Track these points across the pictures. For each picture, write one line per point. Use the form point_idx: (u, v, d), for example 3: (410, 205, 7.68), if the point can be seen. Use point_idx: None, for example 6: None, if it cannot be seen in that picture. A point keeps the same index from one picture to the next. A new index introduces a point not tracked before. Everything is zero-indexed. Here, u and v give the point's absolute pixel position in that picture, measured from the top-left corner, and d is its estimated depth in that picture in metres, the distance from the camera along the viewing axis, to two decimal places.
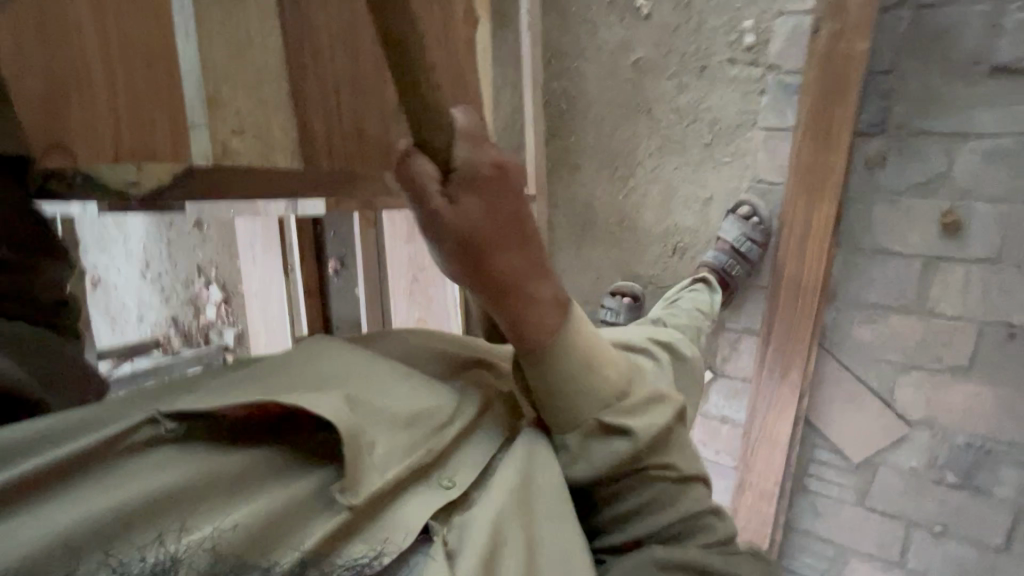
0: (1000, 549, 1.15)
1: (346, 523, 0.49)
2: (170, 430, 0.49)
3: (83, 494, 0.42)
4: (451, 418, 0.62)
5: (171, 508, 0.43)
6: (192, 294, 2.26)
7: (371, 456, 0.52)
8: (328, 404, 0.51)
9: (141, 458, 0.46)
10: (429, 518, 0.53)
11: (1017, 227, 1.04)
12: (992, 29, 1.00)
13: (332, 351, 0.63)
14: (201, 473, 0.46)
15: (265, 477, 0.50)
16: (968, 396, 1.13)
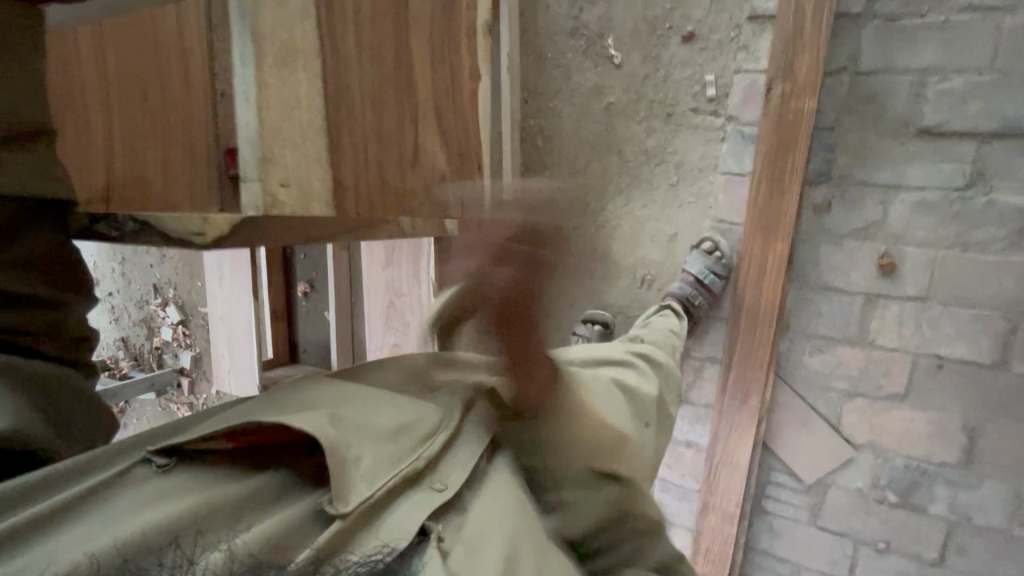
0: (934, 562, 1.26)
1: (339, 533, 0.49)
2: (162, 463, 0.50)
3: (89, 532, 0.43)
4: (434, 430, 0.62)
5: (185, 527, 0.45)
6: (146, 315, 2.17)
7: (357, 468, 0.53)
8: (306, 420, 0.53)
9: (138, 492, 0.47)
10: (423, 519, 0.52)
11: (942, 269, 1.17)
12: (917, 96, 1.14)
13: (318, 383, 0.64)
14: (202, 495, 0.48)
15: (269, 493, 0.51)
16: (905, 421, 1.24)
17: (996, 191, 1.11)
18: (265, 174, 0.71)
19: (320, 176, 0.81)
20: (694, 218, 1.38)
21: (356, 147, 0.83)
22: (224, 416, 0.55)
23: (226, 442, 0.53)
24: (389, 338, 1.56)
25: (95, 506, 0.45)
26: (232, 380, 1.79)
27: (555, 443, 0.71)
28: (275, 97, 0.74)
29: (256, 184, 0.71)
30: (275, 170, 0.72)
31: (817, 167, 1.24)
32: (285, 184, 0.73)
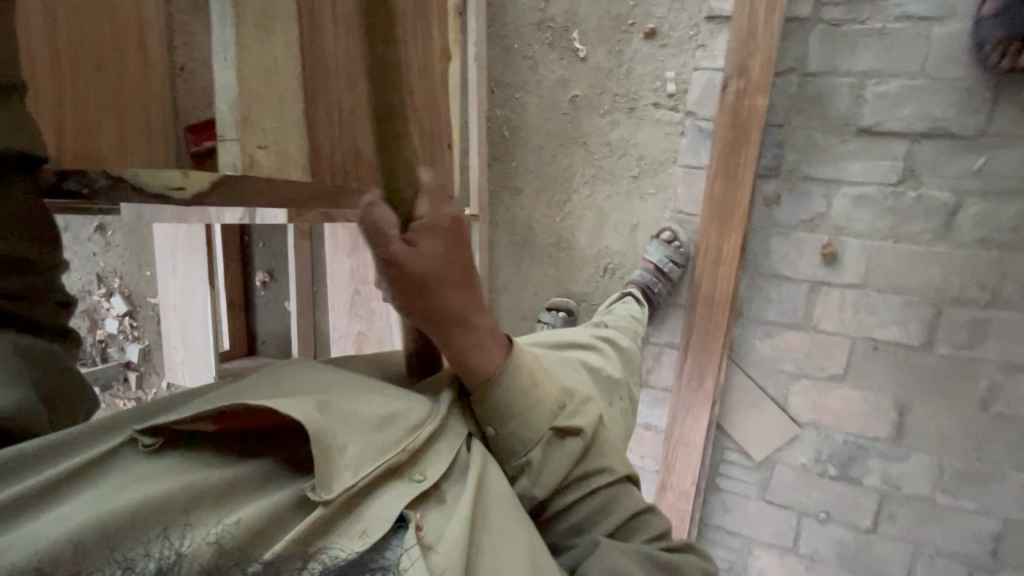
0: (869, 529, 1.36)
1: (321, 521, 0.48)
2: (149, 442, 0.49)
3: (76, 512, 0.42)
4: (422, 421, 0.62)
5: (165, 516, 0.43)
6: (89, 305, 2.05)
7: (341, 457, 0.52)
8: (292, 406, 0.51)
9: (125, 471, 0.47)
10: (401, 508, 0.53)
11: (878, 259, 1.26)
12: (856, 98, 1.23)
13: (303, 368, 0.64)
14: (188, 478, 0.47)
15: (257, 481, 0.50)
16: (844, 400, 1.33)
17: (924, 187, 1.21)
18: (242, 135, 0.54)
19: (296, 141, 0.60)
20: (655, 209, 1.43)
21: (336, 122, 0.64)
22: (210, 397, 0.54)
23: (210, 424, 0.51)
24: (353, 327, 1.54)
25: (82, 483, 0.45)
26: (186, 372, 1.73)
27: (502, 408, 0.71)
28: (255, 62, 0.54)
29: (233, 144, 0.54)
30: (253, 132, 0.55)
31: (768, 162, 1.32)
32: (262, 146, 0.56)
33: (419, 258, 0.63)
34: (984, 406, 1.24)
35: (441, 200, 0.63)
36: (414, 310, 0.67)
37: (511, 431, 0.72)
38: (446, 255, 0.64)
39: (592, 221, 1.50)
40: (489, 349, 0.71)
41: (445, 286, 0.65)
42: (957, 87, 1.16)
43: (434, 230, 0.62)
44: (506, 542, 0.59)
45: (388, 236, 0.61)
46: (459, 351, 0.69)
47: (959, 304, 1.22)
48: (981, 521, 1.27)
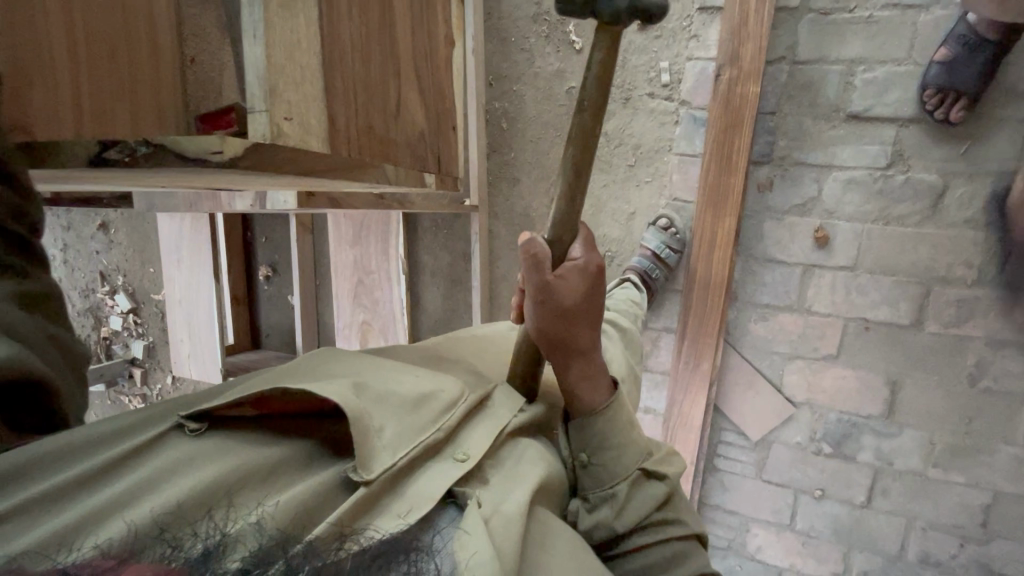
0: (863, 505, 1.40)
1: (365, 497, 0.49)
2: (193, 427, 0.52)
3: (129, 491, 0.44)
4: (455, 401, 0.64)
5: (213, 496, 0.45)
6: (93, 303, 2.08)
7: (380, 438, 0.54)
8: (330, 389, 0.53)
9: (172, 450, 0.49)
10: (450, 486, 0.54)
11: (869, 240, 1.30)
12: (846, 85, 1.26)
13: (337, 357, 0.66)
14: (235, 460, 0.48)
15: (298, 463, 0.52)
16: (837, 379, 1.37)
17: (912, 170, 1.25)
18: (272, 106, 0.51)
19: (317, 115, 0.57)
20: (650, 196, 1.47)
21: (349, 98, 0.62)
22: (249, 385, 0.56)
23: (251, 410, 0.54)
24: (357, 316, 1.56)
25: (133, 462, 0.47)
26: (192, 366, 1.76)
27: (597, 435, 0.74)
28: (281, 38, 0.51)
29: (261, 116, 0.50)
30: (280, 102, 0.51)
31: (760, 148, 1.35)
32: (288, 119, 0.53)
33: (568, 293, 0.69)
34: (972, 381, 1.27)
35: (592, 247, 0.71)
36: (550, 337, 0.72)
37: (600, 458, 0.73)
38: (588, 294, 0.70)
39: (590, 209, 1.53)
40: (597, 384, 0.76)
41: (583, 322, 0.72)
42: None
43: (586, 273, 0.69)
44: (563, 546, 0.57)
45: (544, 267, 0.66)
46: (571, 378, 0.75)
47: (946, 283, 1.26)
48: (971, 494, 1.31)
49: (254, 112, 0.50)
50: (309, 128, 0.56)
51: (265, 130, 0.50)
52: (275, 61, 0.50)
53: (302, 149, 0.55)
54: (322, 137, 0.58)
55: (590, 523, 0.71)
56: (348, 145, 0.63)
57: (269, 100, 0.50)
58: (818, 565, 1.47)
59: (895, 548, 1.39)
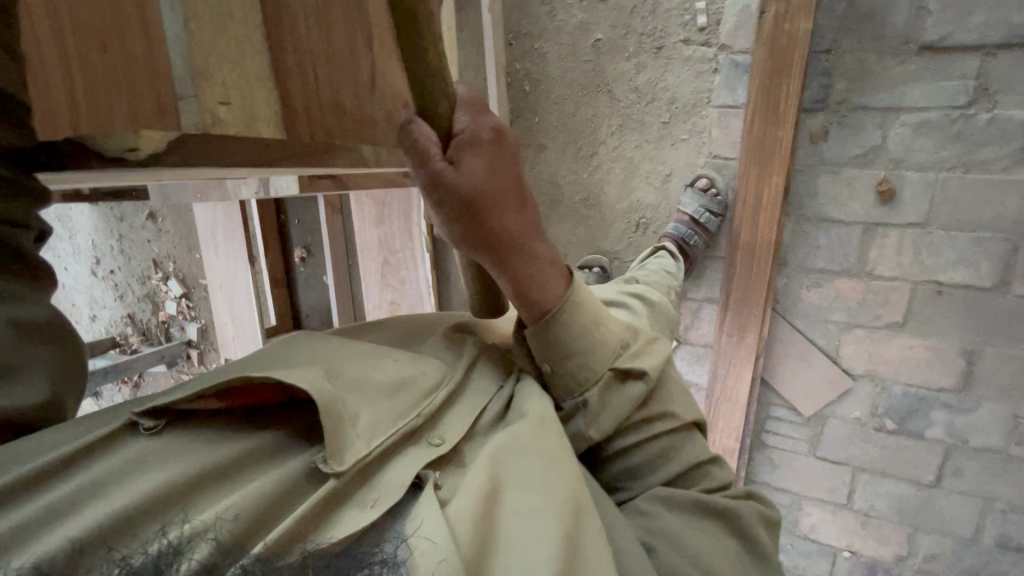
0: (932, 485, 1.28)
1: (333, 492, 0.48)
2: (149, 425, 0.50)
3: (76, 499, 0.42)
4: (436, 385, 0.62)
5: (166, 503, 0.43)
6: (149, 290, 2.18)
7: (354, 427, 0.52)
8: (302, 376, 0.51)
9: (126, 452, 0.47)
10: (418, 471, 0.53)
11: (945, 192, 1.13)
12: (917, 11, 1.08)
13: (309, 340, 0.64)
14: (192, 460, 0.47)
15: (261, 455, 0.51)
16: (904, 350, 1.24)
17: (999, 107, 1.07)
18: (201, 91, 0.53)
19: (265, 98, 0.59)
20: (688, 155, 1.34)
21: (305, 73, 0.63)
22: (213, 374, 0.54)
23: (216, 400, 0.52)
24: (386, 296, 1.55)
25: (83, 466, 0.45)
26: (238, 348, 1.82)
27: (562, 346, 0.69)
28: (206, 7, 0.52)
29: (192, 103, 0.52)
30: (213, 86, 0.54)
31: (813, 93, 1.19)
32: (225, 103, 0.55)
33: (465, 178, 0.61)
34: None
35: (481, 110, 0.64)
36: (469, 233, 0.63)
37: (570, 370, 0.70)
38: (496, 169, 0.62)
39: (622, 173, 1.42)
40: (547, 274, 0.68)
41: (500, 206, 0.63)
42: None
43: (478, 145, 0.61)
44: (531, 497, 0.53)
45: (429, 152, 0.60)
46: (519, 273, 0.66)
47: None
48: None
49: (184, 98, 0.52)
50: (255, 114, 0.58)
51: (199, 121, 0.53)
52: (200, 39, 0.52)
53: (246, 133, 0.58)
54: (271, 117, 0.60)
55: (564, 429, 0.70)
56: (309, 125, 0.65)
57: (198, 87, 0.53)
58: (879, 546, 1.38)
59: (969, 530, 1.28)
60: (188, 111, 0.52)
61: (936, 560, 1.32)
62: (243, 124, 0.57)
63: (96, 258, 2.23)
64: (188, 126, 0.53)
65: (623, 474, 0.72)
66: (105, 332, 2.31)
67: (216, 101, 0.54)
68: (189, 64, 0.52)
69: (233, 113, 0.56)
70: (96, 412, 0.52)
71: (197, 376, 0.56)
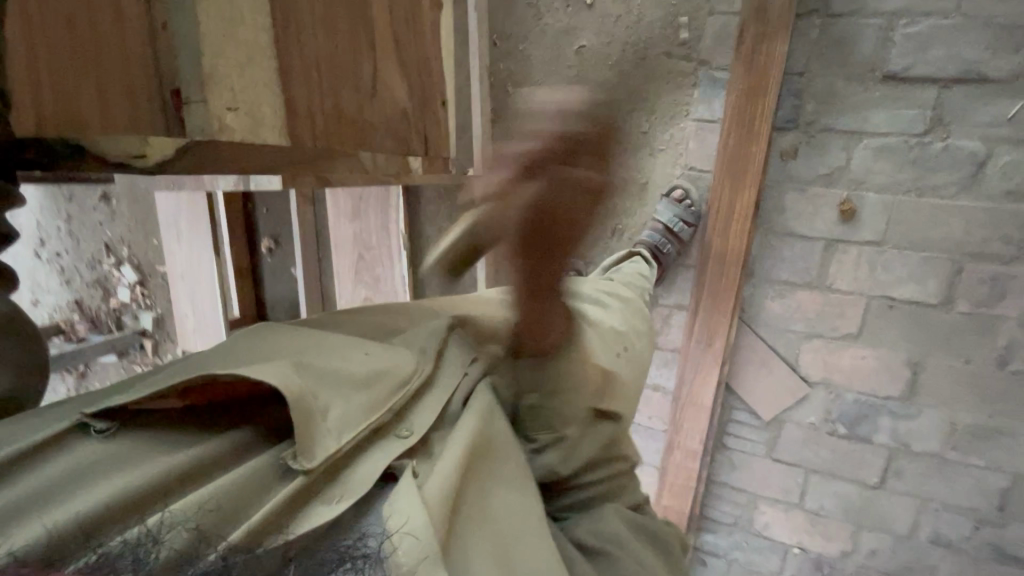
0: (875, 486, 1.38)
1: (302, 488, 0.47)
2: (103, 427, 0.46)
3: (30, 500, 0.39)
4: (410, 376, 0.62)
5: (142, 500, 0.42)
6: (100, 275, 2.05)
7: (325, 420, 0.50)
8: (272, 369, 0.48)
9: (79, 454, 0.44)
10: (392, 463, 0.53)
11: (901, 213, 1.21)
12: (883, 41, 1.14)
13: (275, 334, 0.61)
14: (161, 463, 0.45)
15: (233, 455, 0.49)
16: (857, 360, 1.31)
17: (951, 137, 1.15)
18: (208, 96, 0.54)
19: (270, 102, 0.61)
20: (664, 165, 1.38)
21: (307, 83, 0.65)
22: (170, 373, 0.51)
23: (176, 400, 0.49)
24: (359, 292, 1.52)
25: (29, 468, 0.41)
26: (198, 341, 1.75)
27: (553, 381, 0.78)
28: (216, 7, 0.53)
29: (199, 106, 0.53)
30: (220, 91, 0.54)
31: (784, 113, 1.25)
32: (231, 108, 0.56)
33: (548, 202, 0.69)
34: (1001, 364, 1.21)
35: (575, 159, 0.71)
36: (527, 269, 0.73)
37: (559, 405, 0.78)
38: (553, 208, 0.69)
39: None
40: (556, 323, 0.77)
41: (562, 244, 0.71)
42: (993, 26, 1.07)
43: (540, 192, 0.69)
44: (497, 494, 0.60)
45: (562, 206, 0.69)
46: (543, 310, 0.76)
47: (980, 260, 1.17)
48: (991, 477, 1.28)
49: (192, 102, 0.53)
50: (259, 121, 0.60)
51: (206, 127, 0.54)
52: (206, 26, 0.52)
53: (251, 139, 0.59)
54: (275, 126, 0.62)
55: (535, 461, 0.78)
56: (313, 136, 0.67)
57: (206, 91, 0.53)
58: (826, 543, 1.46)
59: (907, 528, 1.37)
60: (195, 114, 0.53)
61: (877, 556, 1.42)
62: (246, 130, 0.58)
63: (40, 238, 2.09)
64: (195, 131, 0.54)
65: (579, 500, 0.78)
66: (48, 319, 2.16)
67: (223, 107, 0.55)
68: (196, 66, 0.52)
69: (238, 119, 0.56)
70: (35, 413, 0.47)
71: (149, 378, 0.53)
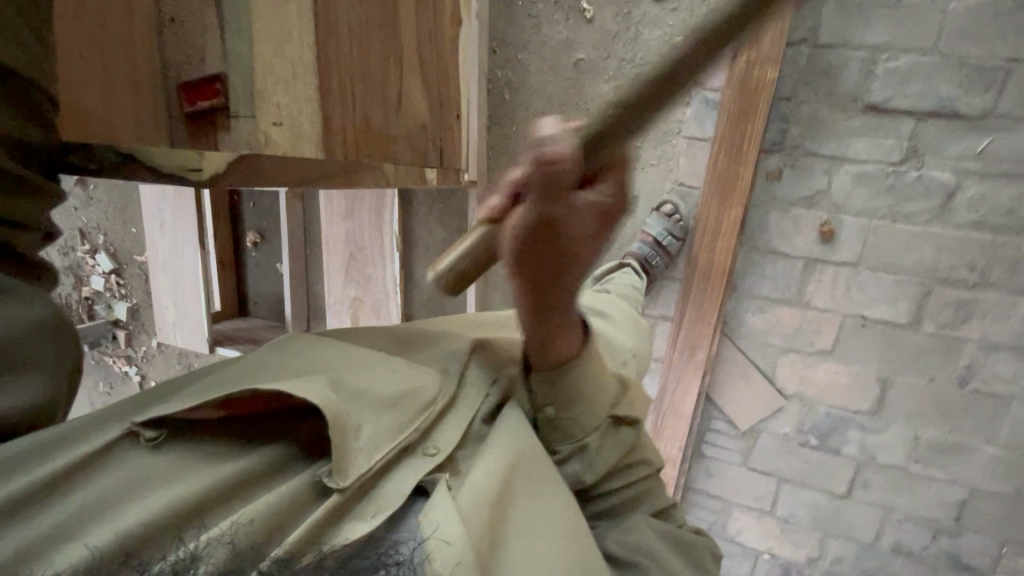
0: (842, 495, 1.44)
1: (337, 505, 0.48)
2: (150, 436, 0.50)
3: (86, 517, 0.44)
4: (437, 396, 0.62)
5: (184, 515, 0.45)
6: (73, 262, 1.98)
7: (357, 438, 0.52)
8: (307, 390, 0.50)
9: (128, 466, 0.48)
10: (421, 479, 0.53)
11: (877, 237, 1.27)
12: (867, 73, 1.20)
13: (310, 347, 0.63)
14: (200, 478, 0.48)
15: (271, 469, 0.52)
16: (830, 375, 1.38)
17: (925, 167, 1.21)
18: (259, 113, 0.75)
19: (307, 118, 0.81)
20: (655, 180, 1.42)
21: (344, 101, 0.86)
22: (209, 385, 0.54)
23: (214, 411, 0.52)
24: (349, 292, 1.51)
25: (82, 484, 0.46)
26: (179, 335, 1.71)
27: (569, 391, 0.75)
28: (268, 36, 0.74)
29: (248, 120, 0.74)
30: (267, 110, 0.76)
31: (772, 136, 1.30)
32: (276, 123, 0.77)
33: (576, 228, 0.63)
34: (962, 383, 1.29)
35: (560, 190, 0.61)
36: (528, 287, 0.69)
37: (573, 415, 0.75)
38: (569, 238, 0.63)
39: None
40: (568, 335, 0.75)
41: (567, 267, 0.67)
42: (967, 66, 1.14)
43: (601, 213, 0.63)
44: (536, 500, 0.60)
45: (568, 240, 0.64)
46: (550, 326, 0.73)
47: (947, 284, 1.25)
48: (949, 489, 1.35)
49: (242, 117, 0.74)
50: (301, 136, 0.80)
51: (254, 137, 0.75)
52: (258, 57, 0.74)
53: (293, 149, 0.79)
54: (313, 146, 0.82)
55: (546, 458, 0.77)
56: (341, 142, 0.87)
57: (255, 111, 0.74)
58: (794, 549, 1.53)
59: (870, 536, 1.44)
60: (245, 127, 0.74)
61: (841, 562, 1.49)
62: (287, 144, 0.79)
63: None
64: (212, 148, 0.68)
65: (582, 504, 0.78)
66: None
67: (270, 123, 0.76)
68: (253, 86, 0.74)
69: (280, 132, 0.77)
70: (100, 410, 0.54)
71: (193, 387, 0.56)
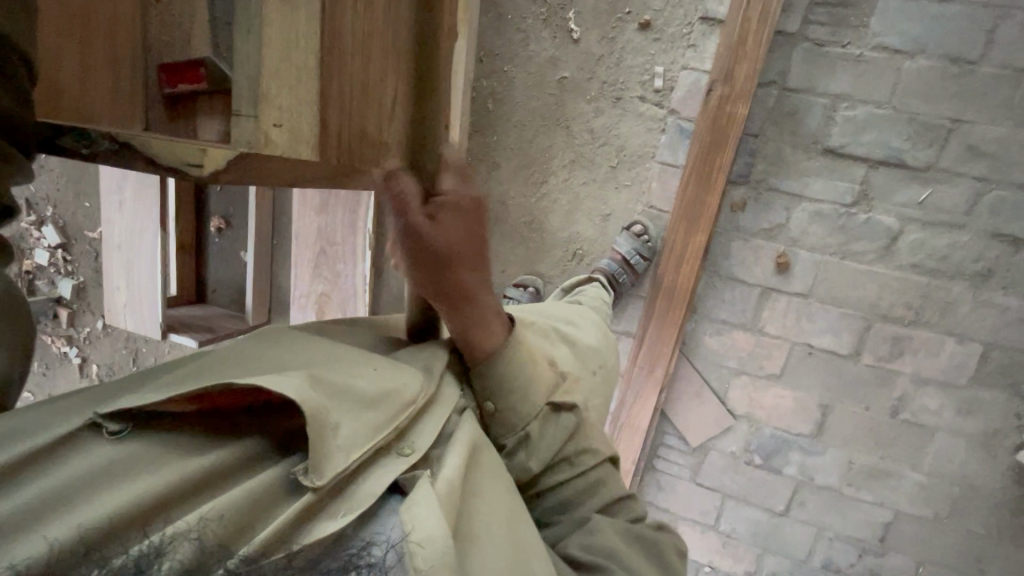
0: (780, 513, 1.52)
1: (311, 504, 0.48)
2: (114, 429, 0.48)
3: (44, 505, 0.40)
4: (416, 394, 0.64)
5: (151, 509, 0.43)
6: (16, 233, 1.86)
7: (335, 436, 0.52)
8: (285, 383, 0.50)
9: (90, 455, 0.45)
10: (397, 476, 0.55)
11: (827, 272, 1.36)
12: (827, 119, 1.29)
13: (288, 342, 0.63)
14: (170, 471, 0.46)
15: (243, 465, 0.50)
16: (777, 398, 1.45)
17: (874, 211, 1.31)
18: (260, 113, 0.61)
19: (307, 119, 0.66)
20: (628, 201, 1.47)
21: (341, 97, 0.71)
22: (182, 377, 0.52)
23: (186, 404, 0.51)
24: (316, 287, 1.49)
25: (38, 472, 0.43)
26: (129, 318, 1.64)
27: (505, 383, 0.77)
28: (277, 39, 0.62)
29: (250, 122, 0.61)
30: (268, 108, 0.62)
31: (739, 169, 1.37)
32: (276, 125, 0.63)
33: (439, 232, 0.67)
34: (893, 413, 1.38)
35: (465, 177, 0.68)
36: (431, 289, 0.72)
37: (513, 407, 0.77)
38: (464, 230, 0.68)
39: (567, 205, 1.52)
40: (489, 325, 0.76)
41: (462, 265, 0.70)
42: (915, 121, 1.24)
43: (457, 209, 0.67)
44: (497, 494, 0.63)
45: (410, 205, 0.65)
46: (466, 319, 0.74)
47: (886, 320, 1.34)
48: (876, 511, 1.45)
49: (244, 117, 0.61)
50: (299, 136, 0.66)
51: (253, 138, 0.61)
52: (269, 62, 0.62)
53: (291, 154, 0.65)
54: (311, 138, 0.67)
55: (510, 463, 0.78)
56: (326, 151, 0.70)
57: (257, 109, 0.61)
58: (733, 563, 1.60)
59: (803, 553, 1.53)
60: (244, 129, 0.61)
61: None
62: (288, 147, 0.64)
63: None
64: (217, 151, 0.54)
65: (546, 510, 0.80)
66: None
67: (271, 123, 0.62)
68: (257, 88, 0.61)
69: (282, 135, 0.63)
70: (51, 404, 0.50)
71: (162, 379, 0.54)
